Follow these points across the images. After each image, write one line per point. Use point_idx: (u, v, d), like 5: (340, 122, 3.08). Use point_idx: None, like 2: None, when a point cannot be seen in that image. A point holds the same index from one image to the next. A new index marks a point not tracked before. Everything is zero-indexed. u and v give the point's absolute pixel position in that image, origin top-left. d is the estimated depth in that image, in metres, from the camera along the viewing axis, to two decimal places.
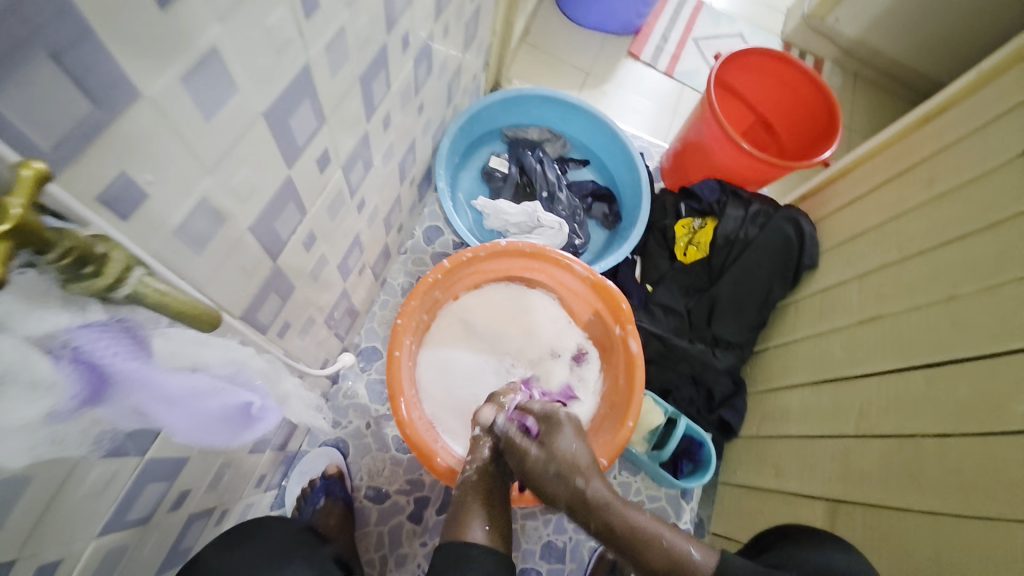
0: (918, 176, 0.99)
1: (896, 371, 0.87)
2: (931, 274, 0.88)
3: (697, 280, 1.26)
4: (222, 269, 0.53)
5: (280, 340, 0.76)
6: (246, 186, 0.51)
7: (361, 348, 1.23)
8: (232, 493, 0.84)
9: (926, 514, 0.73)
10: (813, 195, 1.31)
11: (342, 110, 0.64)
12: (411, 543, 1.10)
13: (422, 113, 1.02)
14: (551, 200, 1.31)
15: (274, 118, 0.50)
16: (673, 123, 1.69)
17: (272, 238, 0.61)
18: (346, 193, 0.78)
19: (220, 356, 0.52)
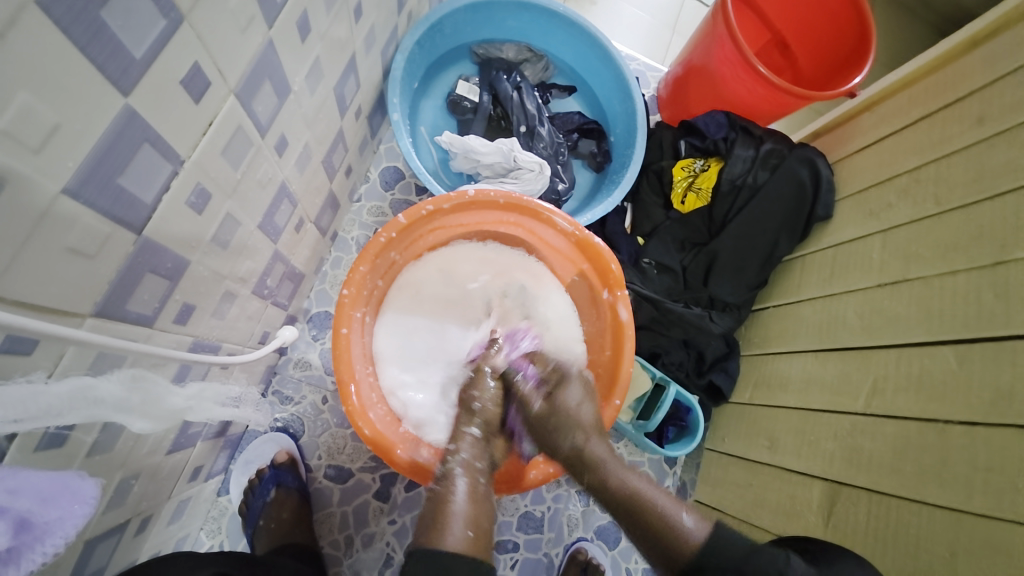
0: (965, 109, 0.82)
1: (921, 346, 0.77)
2: (974, 233, 0.75)
3: (694, 234, 1.12)
4: (27, 253, 0.35)
5: (182, 328, 0.59)
6: (36, 125, 0.32)
7: (312, 314, 1.06)
8: (154, 498, 0.71)
9: (942, 509, 0.68)
10: (833, 131, 1.13)
11: (214, 2, 0.43)
12: (378, 521, 1.01)
13: (363, 19, 0.78)
14: (530, 136, 1.10)
15: (65, 10, 0.31)
16: (674, 42, 1.44)
17: (126, 201, 0.42)
18: (252, 130, 0.57)
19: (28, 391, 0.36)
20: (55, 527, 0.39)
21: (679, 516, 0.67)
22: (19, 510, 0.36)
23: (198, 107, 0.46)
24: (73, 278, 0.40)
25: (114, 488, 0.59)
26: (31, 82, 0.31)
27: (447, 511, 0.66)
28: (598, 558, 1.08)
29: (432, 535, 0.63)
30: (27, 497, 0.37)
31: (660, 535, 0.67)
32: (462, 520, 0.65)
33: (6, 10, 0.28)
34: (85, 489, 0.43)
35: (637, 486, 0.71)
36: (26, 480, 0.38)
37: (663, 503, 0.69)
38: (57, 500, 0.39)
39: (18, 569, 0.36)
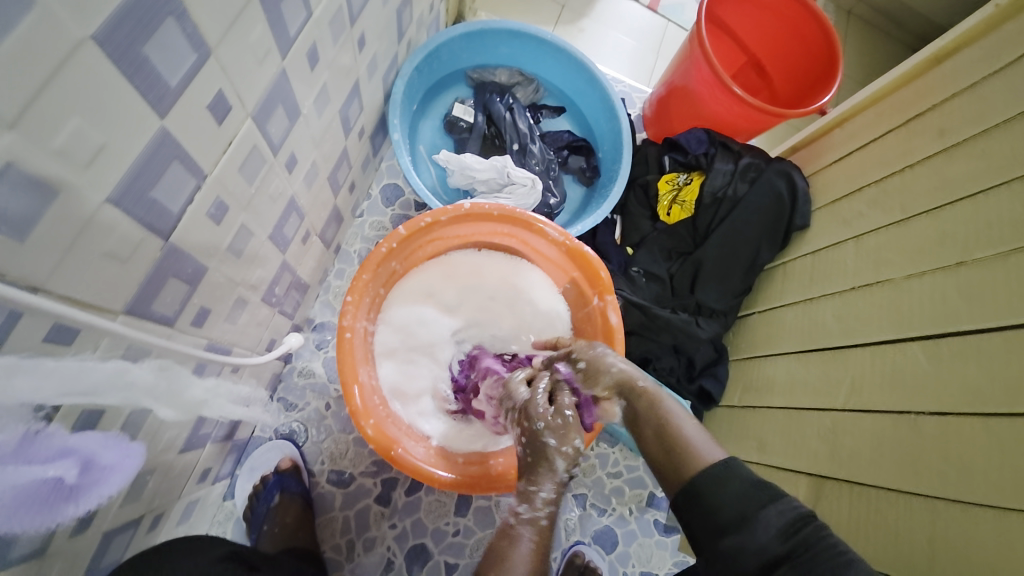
0: (927, 123, 0.89)
1: (893, 344, 0.82)
2: (938, 237, 0.80)
3: (680, 243, 1.17)
4: (73, 256, 0.41)
5: (198, 330, 0.64)
6: (87, 144, 0.38)
7: (316, 324, 1.11)
8: (166, 496, 0.75)
9: (920, 498, 0.72)
10: (809, 146, 1.19)
11: (236, 38, 0.49)
12: (379, 525, 1.04)
13: (365, 48, 0.85)
14: (522, 154, 1.17)
15: (115, 46, 0.37)
16: (659, 65, 1.52)
17: (156, 212, 0.48)
18: (265, 149, 0.63)
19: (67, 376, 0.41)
20: (109, 469, 0.51)
21: (708, 450, 0.64)
22: (88, 451, 0.48)
23: (220, 128, 0.52)
24: (108, 278, 0.45)
25: (132, 481, 0.63)
26: (86, 110, 0.37)
27: (509, 561, 0.63)
28: (595, 561, 1.10)
29: (492, 570, 0.62)
30: (89, 445, 0.47)
31: (684, 461, 0.64)
32: (526, 567, 0.63)
33: (71, 50, 0.34)
34: (131, 449, 0.55)
35: (669, 410, 0.69)
36: (91, 441, 0.48)
37: (692, 432, 0.66)
38: (112, 446, 0.51)
39: (70, 508, 0.45)
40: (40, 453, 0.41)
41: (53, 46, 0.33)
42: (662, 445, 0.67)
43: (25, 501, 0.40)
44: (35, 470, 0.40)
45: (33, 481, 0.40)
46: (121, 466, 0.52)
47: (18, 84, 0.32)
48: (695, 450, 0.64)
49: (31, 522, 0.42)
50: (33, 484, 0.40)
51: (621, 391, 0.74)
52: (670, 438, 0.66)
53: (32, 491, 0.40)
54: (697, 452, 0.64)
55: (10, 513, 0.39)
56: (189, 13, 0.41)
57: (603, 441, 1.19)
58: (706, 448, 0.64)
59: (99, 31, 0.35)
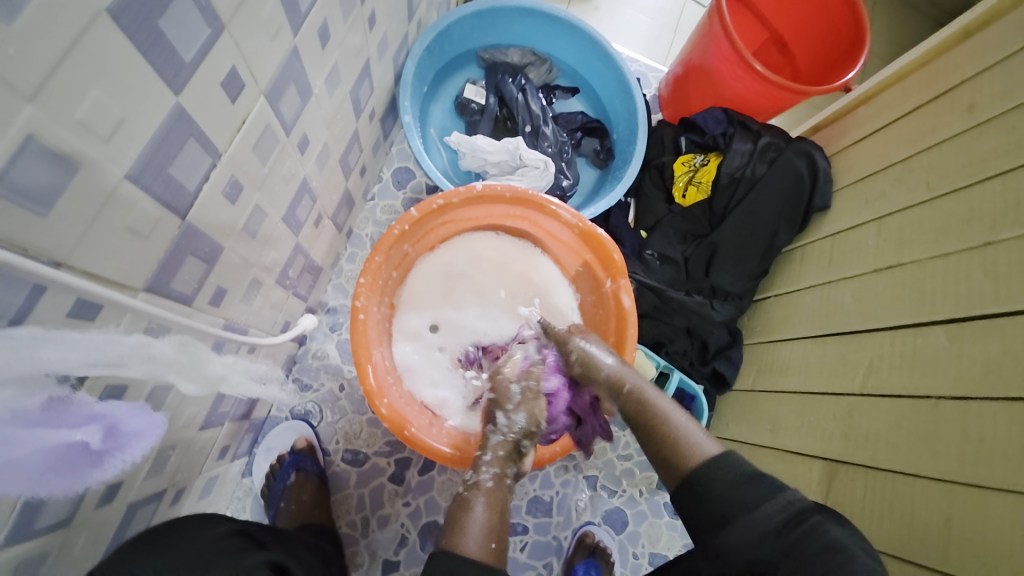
0: (956, 98, 0.85)
1: (914, 326, 0.80)
2: (964, 216, 0.78)
3: (696, 226, 1.16)
4: (94, 231, 0.41)
5: (216, 309, 0.65)
6: (106, 119, 0.38)
7: (329, 307, 1.12)
8: (188, 471, 0.77)
9: (937, 482, 0.71)
10: (831, 125, 1.15)
11: (248, 13, 0.48)
12: (393, 503, 1.06)
13: (376, 27, 0.84)
14: (535, 135, 1.16)
15: (131, 19, 0.37)
16: (675, 43, 1.48)
17: (173, 189, 0.48)
18: (278, 129, 0.63)
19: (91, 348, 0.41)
20: (132, 438, 0.50)
21: (693, 438, 0.70)
22: (112, 418, 0.47)
23: (234, 106, 0.52)
24: (128, 255, 0.46)
25: (154, 456, 0.65)
26: (104, 84, 0.37)
27: (468, 520, 0.68)
28: (605, 541, 1.11)
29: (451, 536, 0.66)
30: (122, 410, 0.49)
31: (676, 453, 0.69)
32: (482, 531, 0.67)
33: (88, 21, 0.34)
34: (153, 417, 0.54)
35: (661, 411, 0.75)
36: (112, 407, 0.47)
37: (682, 421, 0.73)
38: (136, 415, 0.51)
39: (103, 470, 0.47)
40: (69, 418, 0.42)
41: (70, 17, 0.32)
42: (658, 448, 0.72)
43: (56, 464, 0.42)
44: (65, 434, 0.41)
45: (64, 443, 0.41)
46: (149, 432, 0.53)
47: (37, 53, 0.32)
48: (684, 444, 0.70)
49: (62, 485, 0.43)
50: (66, 448, 0.41)
51: (590, 373, 0.82)
52: (658, 433, 0.73)
53: (63, 452, 0.41)
54: (685, 446, 0.69)
55: (43, 477, 0.41)
56: None
57: (614, 423, 1.20)
58: (691, 440, 0.70)
59: (114, 3, 0.35)
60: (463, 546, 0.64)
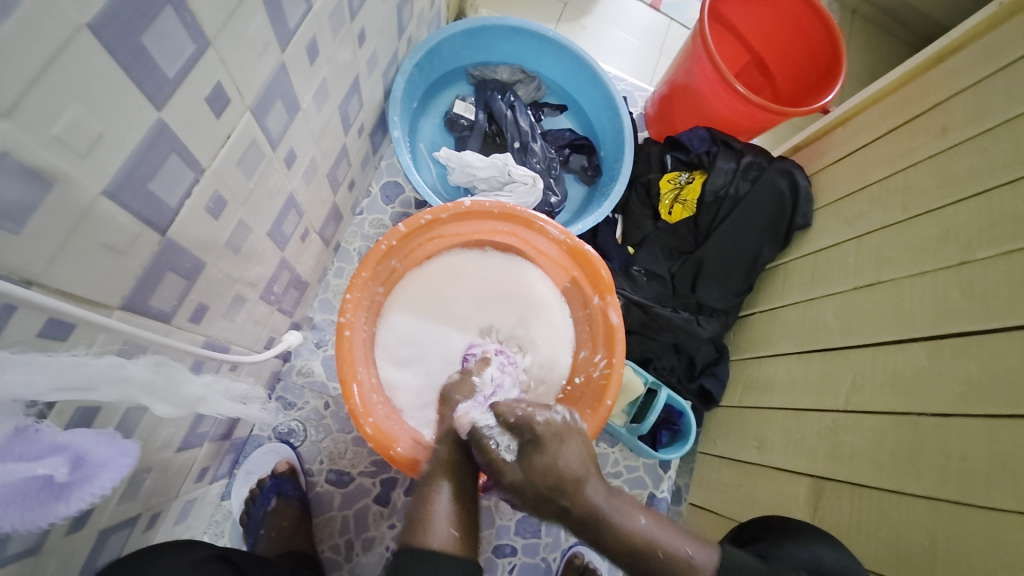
0: (930, 122, 0.88)
1: (895, 343, 0.81)
2: (940, 235, 0.80)
3: (681, 243, 1.17)
4: (68, 250, 0.40)
5: (196, 327, 0.63)
6: (84, 133, 0.37)
7: (315, 322, 1.10)
8: (163, 495, 0.74)
9: (921, 498, 0.71)
10: (812, 145, 1.18)
11: (235, 29, 0.48)
12: (378, 526, 1.03)
13: (366, 43, 0.85)
14: (524, 152, 1.17)
15: (112, 34, 0.36)
16: (661, 64, 1.52)
17: (154, 205, 0.47)
18: (264, 144, 0.63)
19: (56, 370, 0.40)
20: (100, 471, 0.43)
21: (687, 553, 0.69)
22: (75, 447, 0.42)
23: (219, 121, 0.52)
24: (105, 272, 0.44)
25: (128, 480, 0.62)
26: (82, 98, 0.36)
27: (433, 509, 0.70)
28: (595, 562, 1.09)
29: (416, 531, 0.68)
30: (86, 438, 0.43)
31: (647, 556, 0.68)
32: (447, 519, 0.69)
33: (65, 36, 0.33)
34: (129, 447, 0.47)
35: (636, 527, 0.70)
36: (69, 437, 0.42)
37: (648, 537, 0.69)
38: (105, 445, 0.45)
39: (67, 506, 0.41)
40: (28, 449, 0.38)
41: (49, 29, 0.32)
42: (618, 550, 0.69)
43: (10, 501, 0.37)
44: (22, 467, 0.37)
45: (17, 478, 0.37)
46: (124, 462, 0.46)
47: (11, 68, 0.31)
48: (659, 559, 0.68)
49: (22, 521, 0.38)
50: (17, 481, 0.37)
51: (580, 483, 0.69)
52: (635, 545, 0.69)
53: (18, 488, 0.37)
54: (666, 563, 0.68)
55: None
56: (188, 3, 0.41)
57: (603, 440, 1.19)
58: (684, 551, 0.69)
59: (95, 17, 0.34)
60: (430, 535, 0.67)
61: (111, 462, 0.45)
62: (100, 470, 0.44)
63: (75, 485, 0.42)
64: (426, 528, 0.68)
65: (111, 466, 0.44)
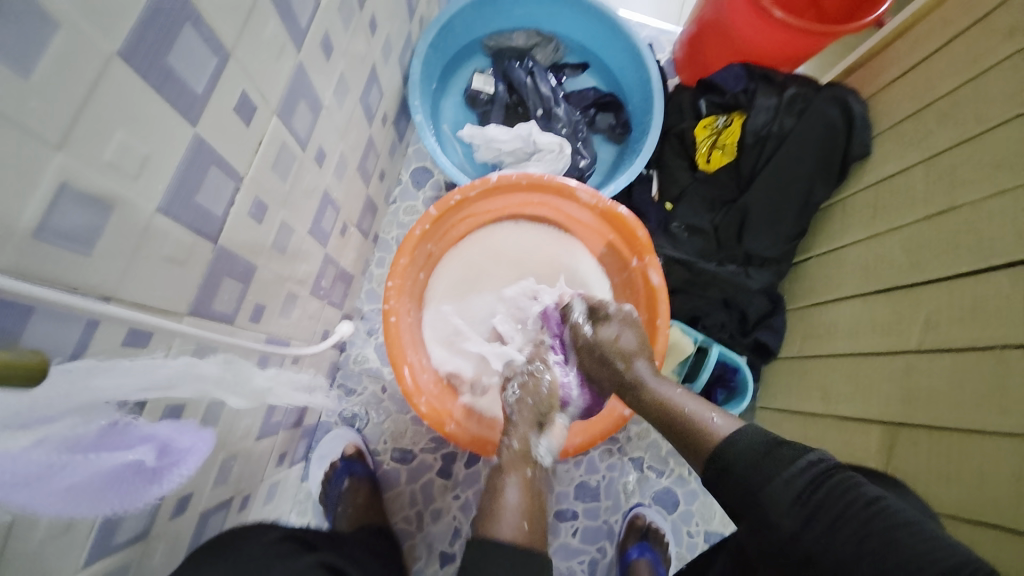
0: (1005, 18, 0.77)
1: (973, 274, 0.74)
2: (1022, 147, 0.70)
3: (723, 192, 1.10)
4: (135, 266, 0.44)
5: (257, 326, 0.68)
6: (131, 157, 0.40)
7: (365, 312, 1.16)
8: (250, 479, 0.82)
9: (1009, 437, 0.65)
10: (867, 66, 1.07)
11: (252, 36, 0.50)
12: (444, 497, 1.09)
13: (377, 30, 0.85)
14: (547, 118, 1.14)
15: (142, 59, 0.38)
16: (686, 3, 1.41)
17: (201, 216, 0.50)
18: (294, 145, 0.65)
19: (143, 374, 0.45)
20: (187, 454, 0.47)
21: (708, 417, 0.67)
22: (159, 437, 0.46)
23: (249, 129, 0.54)
24: (169, 284, 0.49)
25: (217, 468, 0.69)
26: (124, 124, 0.39)
27: (501, 503, 0.67)
28: (658, 522, 1.10)
29: (486, 523, 0.65)
30: (167, 429, 0.47)
31: (691, 436, 0.67)
32: (515, 512, 0.67)
33: (101, 67, 0.35)
34: (206, 435, 0.52)
35: (665, 394, 0.73)
36: (150, 429, 0.45)
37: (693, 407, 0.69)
38: (185, 433, 0.49)
39: (161, 488, 0.44)
40: (118, 442, 0.42)
41: (85, 63, 0.34)
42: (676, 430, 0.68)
43: (113, 485, 0.41)
44: (116, 456, 0.41)
45: (116, 464, 0.40)
46: (204, 447, 0.50)
47: (60, 103, 0.34)
48: (704, 428, 0.66)
49: (126, 504, 0.42)
50: (115, 466, 0.40)
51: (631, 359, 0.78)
52: (668, 415, 0.70)
53: (118, 474, 0.41)
54: (704, 429, 0.66)
55: (100, 497, 0.40)
56: (204, 18, 0.43)
57: None
58: (710, 418, 0.67)
59: (123, 46, 0.36)
60: (499, 530, 0.64)
61: (193, 447, 0.48)
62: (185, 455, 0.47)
63: (167, 469, 0.45)
64: (497, 520, 0.65)
65: (193, 450, 0.48)
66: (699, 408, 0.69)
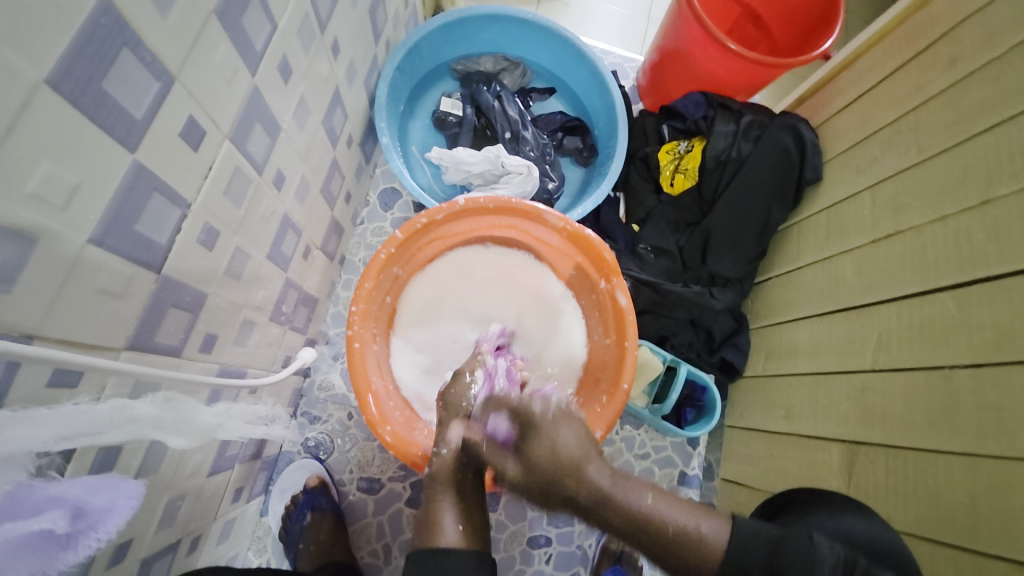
0: (938, 54, 0.82)
1: (920, 295, 0.77)
2: (958, 175, 0.75)
3: (687, 214, 1.13)
4: (66, 300, 0.41)
5: (208, 356, 0.65)
6: (60, 187, 0.38)
7: (330, 336, 1.12)
8: (201, 519, 0.77)
9: (959, 453, 0.68)
10: (817, 95, 1.12)
11: (200, 60, 0.48)
12: (413, 528, 1.05)
13: (341, 53, 0.84)
14: (515, 141, 1.15)
15: (72, 85, 0.36)
16: (649, 31, 1.47)
17: (143, 245, 0.48)
18: (249, 169, 0.63)
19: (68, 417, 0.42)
20: (105, 516, 0.44)
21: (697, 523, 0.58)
22: (72, 498, 0.42)
23: (198, 154, 0.52)
24: (105, 318, 0.46)
25: (162, 510, 0.64)
26: (52, 152, 0.37)
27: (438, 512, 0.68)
28: (632, 545, 1.09)
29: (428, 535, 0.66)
30: (84, 487, 0.43)
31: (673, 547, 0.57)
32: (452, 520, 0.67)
33: (23, 94, 0.33)
34: (134, 488, 0.47)
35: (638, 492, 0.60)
36: (62, 489, 0.41)
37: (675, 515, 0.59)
38: (105, 491, 0.45)
39: (75, 553, 0.41)
40: (26, 505, 0.38)
41: (4, 91, 0.32)
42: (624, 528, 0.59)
43: (13, 558, 0.37)
44: (16, 525, 0.36)
45: (18, 534, 0.36)
46: (128, 503, 0.46)
47: None
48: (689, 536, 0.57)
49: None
50: (16, 538, 0.36)
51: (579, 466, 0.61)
52: (643, 520, 0.58)
53: (17, 545, 0.37)
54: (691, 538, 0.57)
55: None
56: (145, 42, 0.41)
57: (627, 423, 1.16)
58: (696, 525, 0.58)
59: (50, 72, 0.35)
60: (439, 537, 0.65)
61: (114, 506, 0.44)
62: (103, 515, 0.44)
63: (80, 535, 0.41)
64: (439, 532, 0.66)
65: (113, 510, 0.44)
66: (629, 489, 0.60)
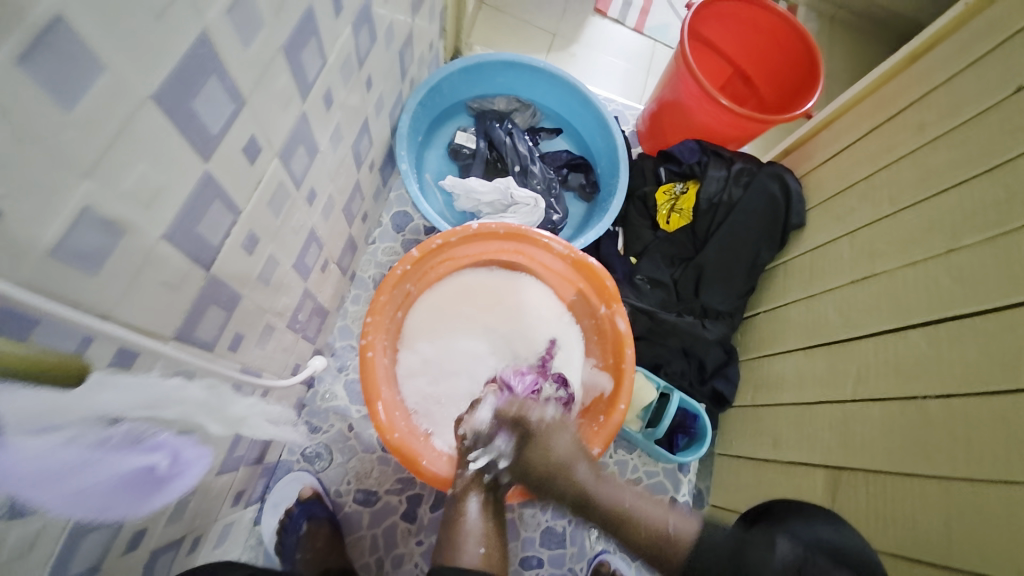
0: (908, 119, 0.93)
1: (894, 331, 0.84)
2: (927, 225, 0.83)
3: (681, 250, 1.21)
4: (135, 288, 0.46)
5: (234, 354, 0.69)
6: (147, 189, 0.44)
7: (337, 348, 1.16)
8: (205, 518, 0.78)
9: (933, 478, 0.73)
10: (801, 148, 1.23)
11: (265, 88, 0.55)
12: (406, 543, 1.06)
13: (373, 87, 0.93)
14: (524, 174, 1.24)
15: (170, 103, 0.43)
16: (648, 83, 1.60)
17: (200, 244, 0.53)
18: (289, 184, 0.70)
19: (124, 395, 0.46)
20: (189, 467, 0.61)
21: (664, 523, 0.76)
22: (171, 450, 0.56)
23: (252, 167, 0.58)
24: (161, 307, 0.50)
25: (176, 501, 0.66)
26: (146, 158, 0.42)
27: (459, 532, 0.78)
28: (622, 569, 1.11)
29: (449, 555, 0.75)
30: (178, 442, 0.57)
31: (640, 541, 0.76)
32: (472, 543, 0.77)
33: (134, 108, 0.39)
34: (205, 455, 0.66)
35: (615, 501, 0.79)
36: (171, 442, 0.55)
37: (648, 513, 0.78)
38: (183, 456, 0.59)
39: (162, 497, 0.57)
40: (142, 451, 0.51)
41: (120, 104, 0.38)
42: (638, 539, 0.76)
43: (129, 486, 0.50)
44: (142, 459, 0.50)
45: (137, 467, 0.50)
46: (203, 462, 0.65)
47: (95, 138, 0.37)
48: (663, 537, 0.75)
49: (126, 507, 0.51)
50: (136, 471, 0.50)
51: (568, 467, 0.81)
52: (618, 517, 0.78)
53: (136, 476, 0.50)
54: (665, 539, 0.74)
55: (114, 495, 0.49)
56: (228, 71, 0.48)
57: (620, 447, 1.17)
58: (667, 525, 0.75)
59: (157, 90, 0.41)
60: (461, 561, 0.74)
61: (189, 463, 0.61)
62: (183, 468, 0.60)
63: (168, 479, 0.57)
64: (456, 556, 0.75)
65: (187, 470, 0.61)
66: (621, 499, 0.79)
